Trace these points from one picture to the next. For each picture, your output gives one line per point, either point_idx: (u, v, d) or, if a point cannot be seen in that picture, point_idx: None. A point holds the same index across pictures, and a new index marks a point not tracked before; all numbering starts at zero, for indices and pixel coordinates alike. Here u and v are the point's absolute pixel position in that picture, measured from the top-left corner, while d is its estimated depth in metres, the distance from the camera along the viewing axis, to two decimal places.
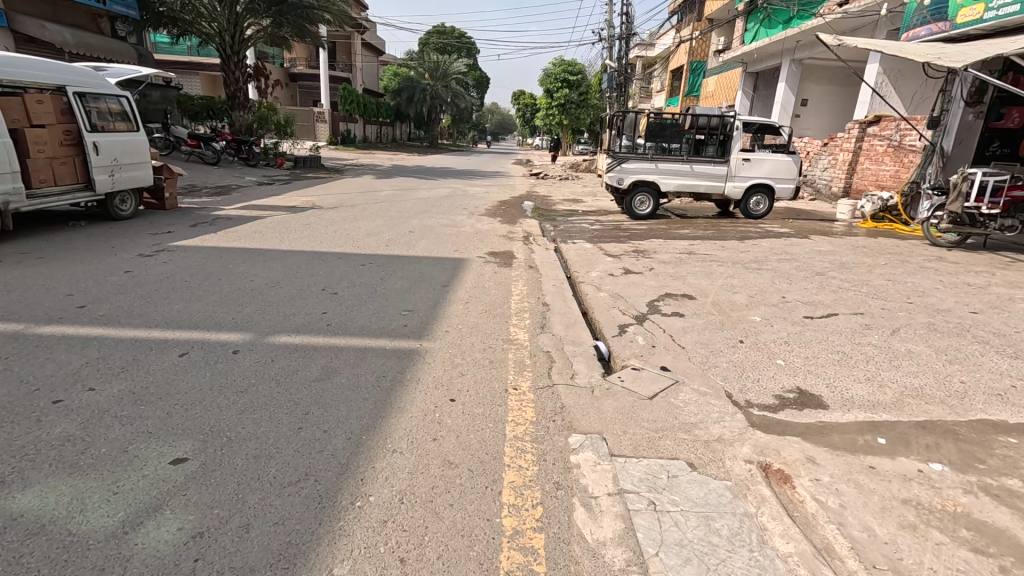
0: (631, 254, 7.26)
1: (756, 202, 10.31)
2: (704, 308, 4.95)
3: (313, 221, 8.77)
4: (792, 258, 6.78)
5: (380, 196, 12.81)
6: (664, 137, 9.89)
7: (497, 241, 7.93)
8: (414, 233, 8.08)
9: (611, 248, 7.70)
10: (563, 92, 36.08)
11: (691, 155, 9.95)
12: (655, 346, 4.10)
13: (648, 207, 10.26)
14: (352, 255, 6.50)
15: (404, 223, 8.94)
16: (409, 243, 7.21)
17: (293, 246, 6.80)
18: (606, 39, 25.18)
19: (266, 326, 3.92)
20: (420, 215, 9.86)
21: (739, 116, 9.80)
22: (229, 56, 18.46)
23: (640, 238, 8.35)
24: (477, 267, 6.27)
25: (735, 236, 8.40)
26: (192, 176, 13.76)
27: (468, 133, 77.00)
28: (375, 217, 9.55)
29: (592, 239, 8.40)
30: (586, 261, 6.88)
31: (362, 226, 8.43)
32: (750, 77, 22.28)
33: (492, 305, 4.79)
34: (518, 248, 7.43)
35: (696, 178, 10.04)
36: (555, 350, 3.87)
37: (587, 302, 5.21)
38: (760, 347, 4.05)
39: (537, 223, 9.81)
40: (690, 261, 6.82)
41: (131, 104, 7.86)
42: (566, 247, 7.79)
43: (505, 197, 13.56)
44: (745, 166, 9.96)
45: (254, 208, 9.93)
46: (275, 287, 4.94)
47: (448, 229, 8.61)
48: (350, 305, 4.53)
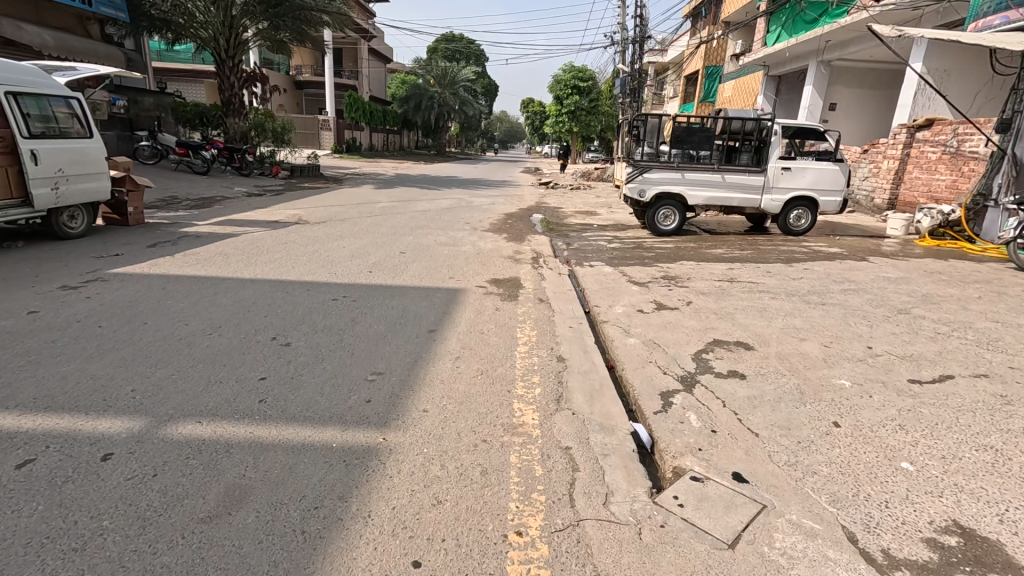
0: (660, 282, 6.11)
1: (796, 216, 9.06)
2: (769, 365, 3.78)
3: (293, 240, 7.73)
4: (860, 288, 5.58)
5: (376, 208, 11.78)
6: (692, 143, 8.75)
7: (501, 264, 6.80)
8: (406, 254, 7.00)
9: (635, 272, 6.54)
10: (573, 99, 35.08)
11: (722, 164, 8.77)
12: (715, 432, 2.95)
13: (673, 223, 9.08)
14: (325, 284, 5.37)
15: (396, 241, 7.87)
16: (397, 269, 6.11)
17: (257, 272, 5.70)
18: (618, 42, 24.17)
19: (171, 407, 2.79)
20: (416, 231, 8.80)
21: (777, 119, 8.64)
22: (224, 61, 17.65)
23: (667, 261, 7.19)
24: (476, 299, 5.14)
25: (778, 258, 7.21)
26: (177, 187, 12.84)
27: (477, 142, 76.57)
28: (365, 234, 8.47)
29: (612, 261, 7.26)
30: (607, 291, 5.74)
31: (347, 246, 7.38)
32: (772, 80, 21.12)
33: (490, 360, 3.65)
34: (525, 274, 6.31)
35: (728, 190, 8.85)
36: (577, 443, 2.72)
37: (614, 354, 4.07)
38: (868, 436, 2.87)
39: (547, 240, 8.70)
40: (734, 291, 5.64)
41: (82, 106, 6.94)
42: (582, 271, 6.65)
43: (512, 210, 12.47)
44: (785, 176, 8.75)
45: (232, 223, 8.93)
46: (212, 335, 3.83)
47: (445, 249, 7.52)
48: (303, 366, 3.40)
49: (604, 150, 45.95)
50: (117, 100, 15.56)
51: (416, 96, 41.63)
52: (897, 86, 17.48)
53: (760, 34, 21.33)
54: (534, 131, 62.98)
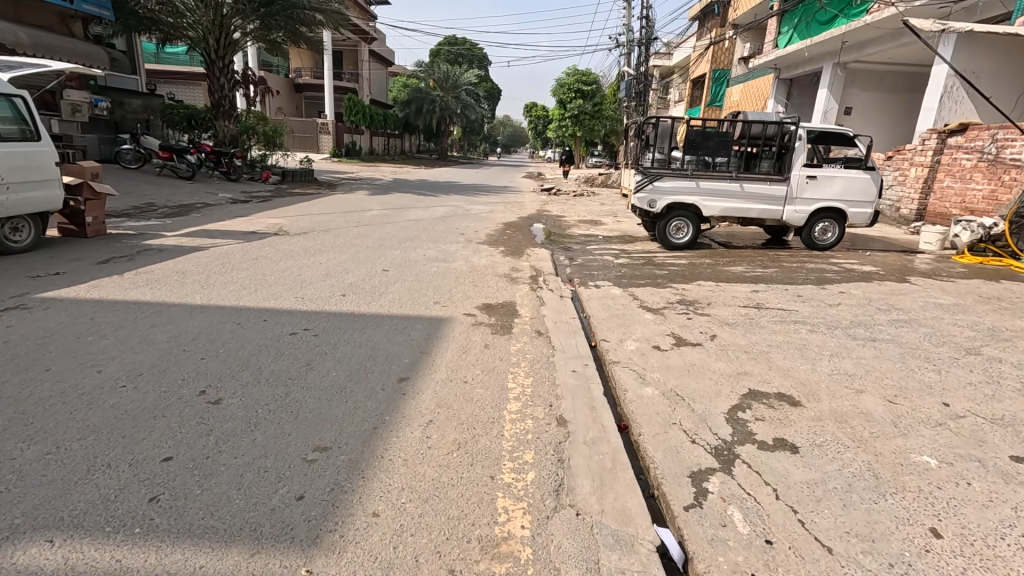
0: (676, 308, 5.33)
1: (822, 229, 8.25)
2: (826, 431, 2.98)
3: (267, 253, 7.01)
4: (912, 319, 4.78)
5: (366, 216, 11.06)
6: (708, 149, 7.98)
7: (494, 284, 6.03)
8: (389, 271, 6.26)
9: (647, 296, 5.77)
10: (576, 103, 34.37)
11: (740, 171, 8.01)
12: (771, 544, 2.15)
13: (686, 235, 8.32)
14: (286, 313, 4.58)
15: (381, 256, 7.12)
16: (375, 292, 5.34)
17: (211, 296, 4.93)
18: (623, 44, 23.51)
19: (19, 515, 2.02)
20: (404, 244, 8.05)
21: (801, 123, 7.87)
22: (214, 61, 16.98)
23: (682, 281, 6.42)
24: (462, 331, 4.37)
25: (808, 278, 6.42)
26: (157, 193, 12.14)
27: (479, 147, 76.28)
28: (348, 247, 7.72)
29: (620, 280, 6.50)
30: (615, 319, 4.96)
31: (325, 262, 6.64)
32: (783, 83, 20.37)
33: (472, 426, 2.86)
34: (521, 297, 5.54)
35: (747, 201, 8.07)
36: (583, 573, 1.93)
37: (627, 413, 3.28)
38: (984, 558, 2.07)
39: (548, 254, 7.95)
40: (763, 322, 4.85)
41: (28, 104, 6.23)
42: (586, 293, 5.88)
43: (512, 218, 11.72)
44: (810, 185, 7.96)
45: (204, 233, 8.20)
46: (124, 389, 3.04)
47: (434, 265, 6.78)
48: (227, 438, 2.62)
49: (609, 155, 45.30)
50: (100, 101, 14.88)
51: (418, 100, 41.07)
52: (917, 90, 16.68)
53: (771, 36, 20.59)
54: (538, 135, 62.43)
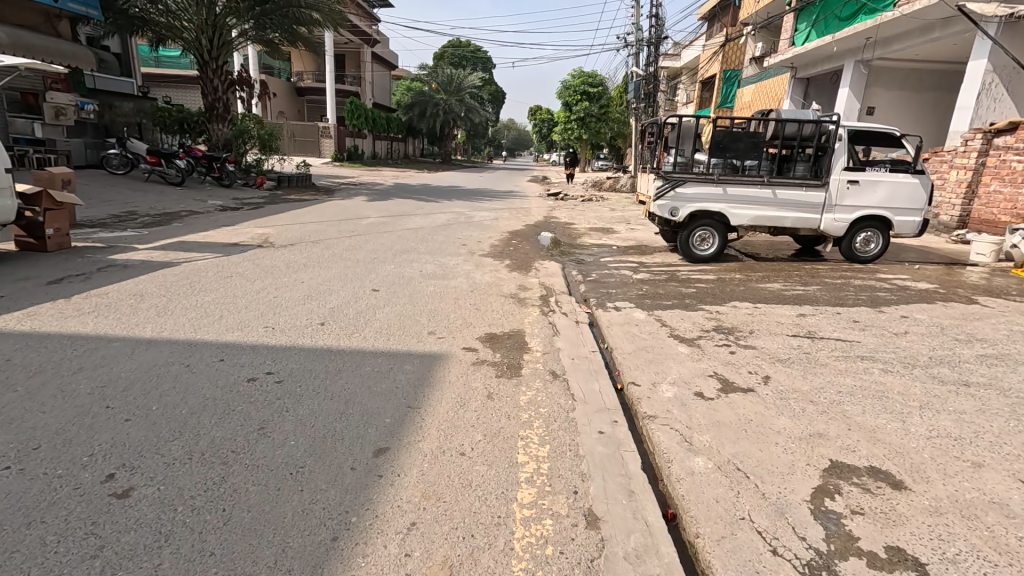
0: (713, 339, 4.52)
1: (865, 239, 7.41)
2: (958, 538, 2.17)
3: (245, 269, 6.27)
4: (1004, 355, 3.96)
5: (361, 225, 10.34)
6: (736, 151, 7.21)
7: (500, 306, 5.25)
8: (380, 292, 5.49)
9: (676, 321, 4.97)
10: (582, 105, 33.63)
11: (772, 176, 7.23)
12: None
13: (712, 247, 7.55)
14: (249, 349, 3.81)
15: (372, 272, 6.36)
16: (360, 319, 4.58)
17: (165, 327, 4.18)
18: (633, 43, 22.76)
19: None
20: (399, 257, 7.29)
21: (841, 122, 7.08)
22: (208, 62, 16.34)
23: (714, 302, 5.62)
24: (460, 374, 3.59)
25: (858, 298, 5.60)
26: (141, 200, 11.45)
27: (483, 150, 75.81)
28: (336, 261, 6.97)
29: (643, 301, 5.71)
30: (642, 354, 4.17)
31: (307, 279, 5.90)
32: (799, 83, 19.56)
33: (469, 533, 2.09)
34: (531, 324, 4.74)
35: (779, 208, 7.28)
36: None
37: (676, 497, 2.48)
38: None
39: (559, 268, 7.18)
40: (822, 357, 4.05)
41: None
42: (606, 319, 5.09)
43: (518, 227, 10.96)
44: (850, 192, 7.14)
45: (180, 246, 7.47)
46: (5, 473, 2.28)
47: (431, 283, 6.00)
48: (118, 564, 1.83)
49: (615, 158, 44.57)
50: (86, 104, 14.34)
51: (421, 104, 40.46)
52: (945, 88, 15.80)
53: (786, 34, 19.77)
54: (542, 138, 61.88)
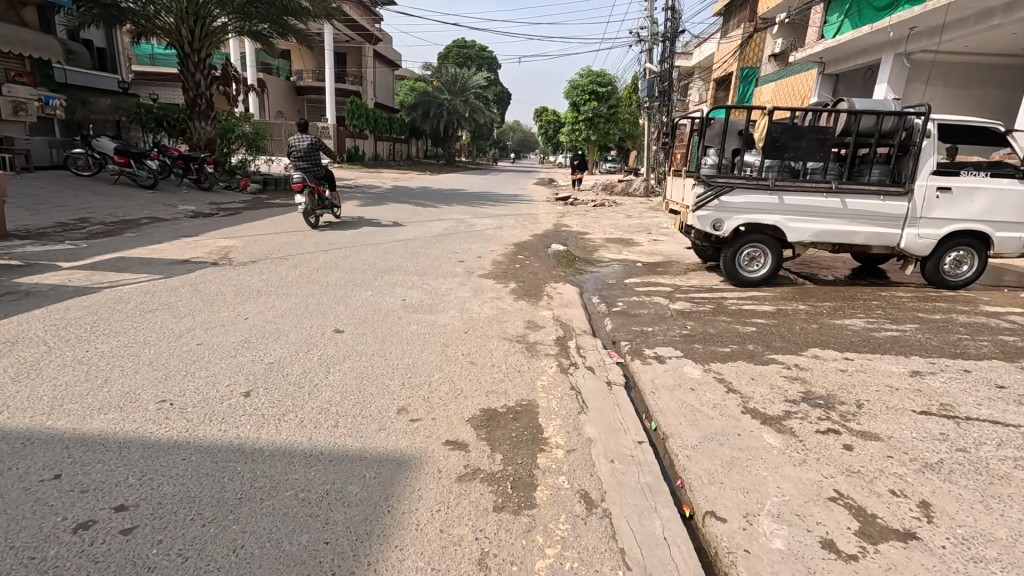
0: (810, 419, 3.12)
1: (956, 260, 6.02)
2: None
3: (180, 297, 4.96)
4: None
5: (345, 235, 9.06)
6: (796, 151, 5.84)
7: (502, 357, 3.88)
8: (342, 335, 4.14)
9: (747, 383, 3.61)
10: (590, 105, 32.29)
11: (840, 182, 5.86)
12: None
13: (762, 268, 6.19)
14: (113, 450, 2.46)
15: (340, 303, 5.02)
16: (302, 387, 3.22)
17: (6, 405, 2.83)
18: (646, 38, 21.41)
19: None
20: (380, 279, 5.96)
21: (931, 115, 5.67)
22: (189, 55, 15.07)
23: (787, 349, 4.25)
24: (438, 501, 2.23)
25: (980, 346, 4.21)
26: (102, 205, 10.23)
27: (488, 152, 74.72)
28: (301, 285, 5.65)
29: (691, 347, 4.32)
30: (712, 450, 2.80)
31: (255, 314, 4.59)
32: (828, 79, 18.14)
33: None
34: (547, 389, 3.39)
35: (849, 222, 5.90)
36: None
37: None
38: None
39: (576, 294, 5.84)
40: (991, 459, 2.68)
41: None
42: (647, 380, 3.70)
43: (524, 237, 9.64)
44: (940, 202, 5.76)
45: (115, 263, 6.17)
46: None
47: (413, 318, 4.65)
48: None
49: (623, 160, 43.26)
50: (52, 98, 13.11)
51: (424, 103, 39.33)
52: (996, 84, 14.33)
53: (814, 28, 18.31)
54: (548, 139, 60.60)
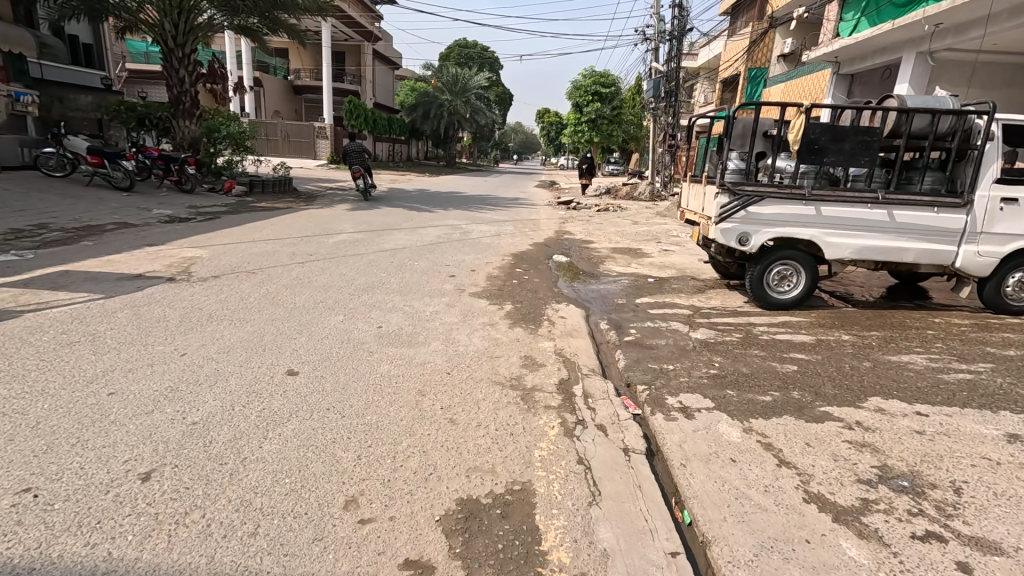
0: (900, 515, 2.33)
1: (1020, 282, 5.25)
2: None
3: (112, 324, 4.20)
4: None
5: (327, 243, 8.32)
6: (839, 155, 5.02)
7: (490, 412, 3.10)
8: (294, 381, 3.36)
9: (803, 454, 2.82)
10: (594, 106, 31.58)
11: (886, 191, 5.10)
12: None
13: (794, 288, 5.43)
14: None
15: (302, 332, 4.25)
16: (222, 465, 2.44)
17: None
18: (652, 36, 20.65)
19: None
20: (355, 300, 5.19)
21: (997, 116, 4.87)
22: (172, 50, 14.33)
23: (842, 399, 3.46)
24: None
25: None
26: (69, 209, 9.50)
27: (490, 153, 74.16)
28: (263, 307, 4.88)
29: (723, 394, 3.54)
30: (776, 573, 2.01)
31: (195, 346, 3.83)
32: (842, 79, 17.36)
33: None
34: (546, 464, 2.61)
35: (897, 237, 5.12)
36: None
37: None
38: None
39: (580, 318, 5.07)
40: None
41: None
42: (674, 447, 2.91)
43: (523, 246, 8.88)
44: (1004, 215, 4.99)
45: (55, 279, 5.41)
46: None
47: (385, 354, 3.87)
48: None
49: (626, 162, 42.57)
50: (23, 95, 12.69)
51: (424, 104, 38.72)
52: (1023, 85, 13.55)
53: (828, 26, 17.50)
54: (550, 140, 59.86)
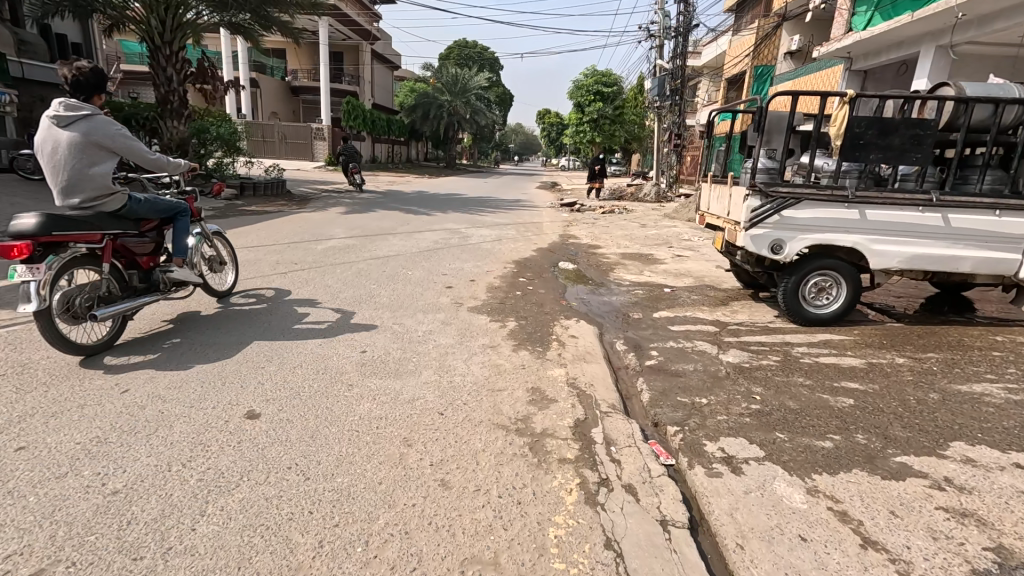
0: None
1: None
2: None
3: (49, 350, 3.60)
4: None
5: (315, 249, 7.72)
6: (886, 152, 4.41)
7: (490, 473, 2.48)
8: (250, 429, 2.74)
9: (891, 530, 2.21)
10: (596, 106, 30.96)
11: (940, 192, 4.50)
12: None
13: (833, 302, 4.82)
14: None
15: (271, 360, 3.64)
16: (136, 563, 1.84)
17: None
18: (656, 33, 20.04)
19: None
20: (338, 318, 4.59)
21: None
22: (159, 47, 13.74)
23: (919, 446, 2.85)
24: None
25: None
26: None
27: (490, 155, 73.66)
28: (231, 327, 4.27)
29: (773, 440, 2.92)
30: None
31: (141, 380, 3.22)
32: (855, 75, 16.72)
33: None
34: (566, 553, 2.00)
35: (953, 244, 4.53)
36: None
37: None
38: None
39: (593, 338, 4.46)
40: None
41: None
42: (723, 518, 2.30)
43: (525, 252, 8.28)
44: None
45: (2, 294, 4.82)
46: None
47: (365, 389, 3.25)
48: None
49: (628, 163, 42.01)
50: None
51: (424, 105, 38.22)
52: None
53: (839, 20, 16.78)
54: (551, 141, 59.18)
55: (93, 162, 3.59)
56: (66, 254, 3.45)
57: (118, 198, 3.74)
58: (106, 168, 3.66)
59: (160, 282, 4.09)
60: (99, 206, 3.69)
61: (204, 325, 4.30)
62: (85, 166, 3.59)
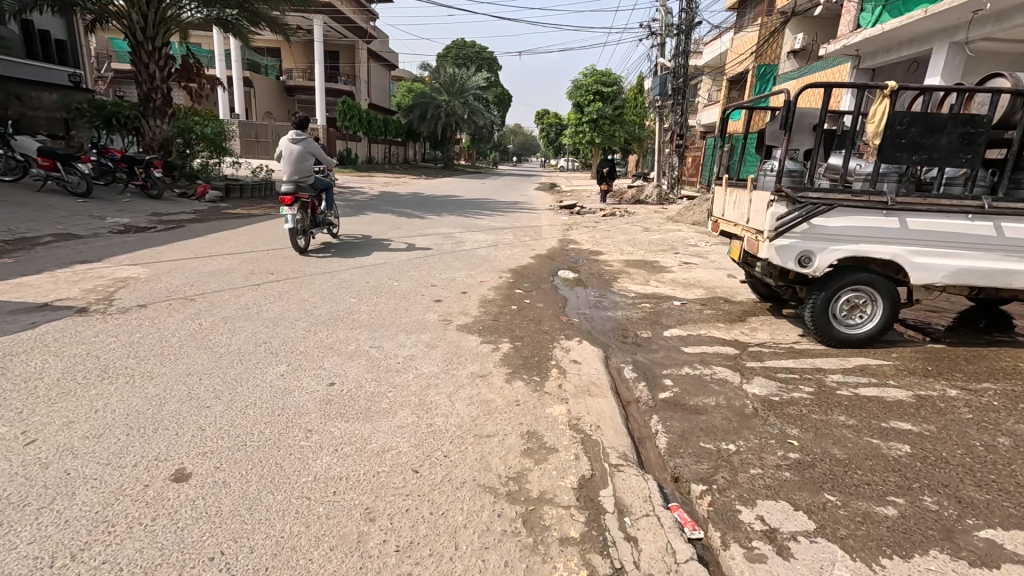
0: None
1: None
2: None
3: None
4: None
5: (297, 257, 7.17)
6: (931, 153, 3.88)
7: (471, 564, 1.93)
8: (171, 500, 2.18)
9: None
10: (596, 106, 30.40)
11: (991, 198, 3.98)
12: None
13: (867, 320, 4.29)
14: None
15: (219, 397, 3.08)
16: None
17: None
18: (658, 31, 19.52)
19: None
20: (307, 340, 4.03)
21: None
22: (141, 43, 13.19)
23: (1004, 515, 2.31)
24: None
25: None
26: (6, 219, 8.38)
27: (489, 155, 73.13)
28: (184, 353, 3.73)
29: (823, 505, 2.37)
30: None
31: (57, 426, 2.68)
32: (863, 74, 16.22)
33: None
34: None
35: (1004, 257, 4.02)
36: None
37: None
38: None
39: (597, 363, 3.92)
40: None
41: None
42: None
43: (522, 260, 7.74)
44: None
45: None
46: None
47: (325, 437, 2.70)
48: None
49: (628, 164, 41.49)
50: None
51: (421, 105, 37.69)
52: None
53: (846, 16, 16.20)
54: (550, 142, 58.65)
55: (306, 160, 7.52)
56: (300, 202, 7.29)
57: (312, 177, 7.63)
58: (309, 162, 7.53)
59: (321, 221, 7.85)
60: (306, 181, 7.59)
61: (335, 247, 7.99)
62: (301, 162, 7.46)
